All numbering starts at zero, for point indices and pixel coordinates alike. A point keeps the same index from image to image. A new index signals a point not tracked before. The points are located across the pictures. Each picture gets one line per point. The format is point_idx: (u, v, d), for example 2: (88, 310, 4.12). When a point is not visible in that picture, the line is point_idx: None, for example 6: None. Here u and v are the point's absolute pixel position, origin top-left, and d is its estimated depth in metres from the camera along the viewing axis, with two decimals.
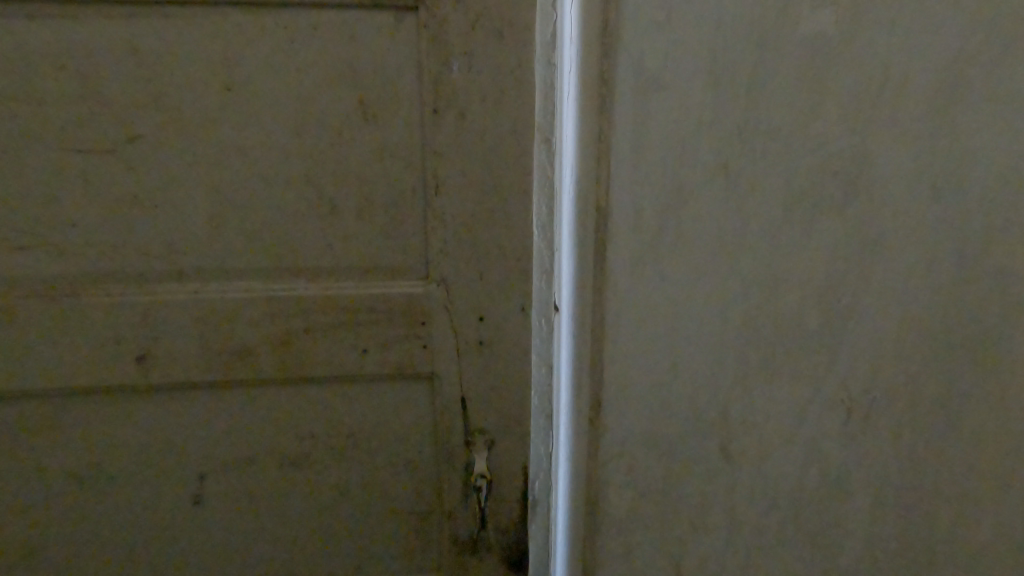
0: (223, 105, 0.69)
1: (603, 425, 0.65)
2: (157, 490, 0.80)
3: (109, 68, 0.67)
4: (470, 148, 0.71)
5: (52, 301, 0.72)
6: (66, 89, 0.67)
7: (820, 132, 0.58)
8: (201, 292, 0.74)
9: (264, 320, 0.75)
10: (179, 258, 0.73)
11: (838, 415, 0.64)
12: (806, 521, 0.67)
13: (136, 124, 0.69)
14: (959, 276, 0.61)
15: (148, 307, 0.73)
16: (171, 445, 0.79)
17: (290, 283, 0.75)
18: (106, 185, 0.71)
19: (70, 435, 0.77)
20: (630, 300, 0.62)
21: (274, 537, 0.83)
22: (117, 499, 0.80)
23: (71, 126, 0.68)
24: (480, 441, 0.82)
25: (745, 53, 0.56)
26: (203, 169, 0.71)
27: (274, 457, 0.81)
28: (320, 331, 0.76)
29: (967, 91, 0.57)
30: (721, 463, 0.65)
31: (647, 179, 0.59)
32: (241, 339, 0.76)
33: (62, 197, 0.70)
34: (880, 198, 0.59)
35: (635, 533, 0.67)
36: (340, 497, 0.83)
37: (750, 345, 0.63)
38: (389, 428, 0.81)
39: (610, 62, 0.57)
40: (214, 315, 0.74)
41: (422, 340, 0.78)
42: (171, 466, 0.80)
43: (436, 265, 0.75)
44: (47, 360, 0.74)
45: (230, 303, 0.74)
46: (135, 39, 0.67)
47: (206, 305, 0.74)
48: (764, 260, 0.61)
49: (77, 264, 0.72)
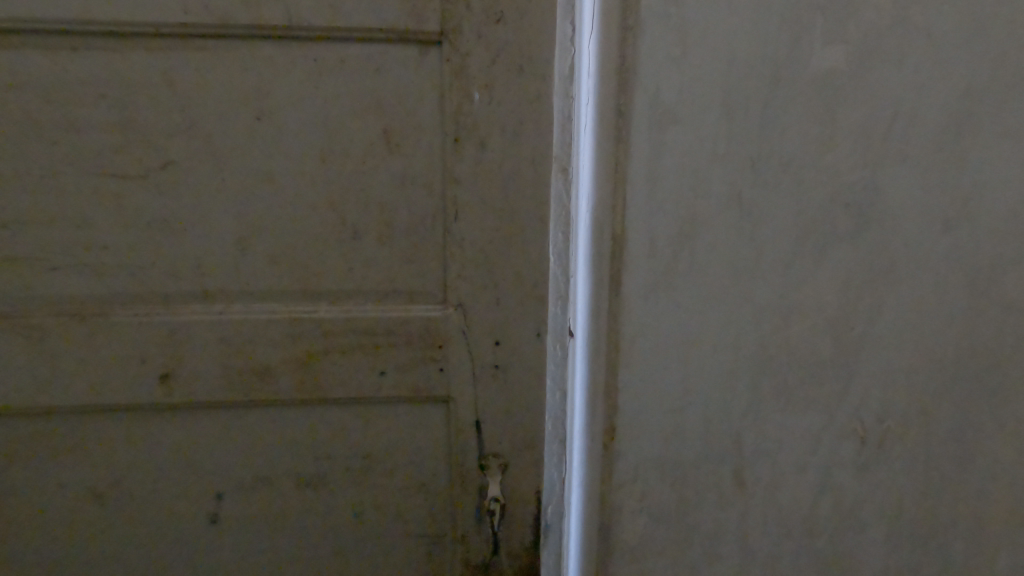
0: (236, 128, 0.66)
1: (617, 454, 0.64)
2: (157, 523, 0.76)
3: (118, 89, 0.64)
4: (492, 172, 0.69)
5: (62, 328, 0.69)
6: (82, 114, 0.65)
7: (834, 165, 0.58)
8: (214, 314, 0.70)
9: (274, 343, 0.72)
10: (187, 284, 0.70)
11: (851, 444, 0.64)
12: (821, 553, 0.67)
13: (142, 145, 0.66)
14: (971, 309, 0.62)
15: (158, 330, 0.70)
16: (171, 475, 0.75)
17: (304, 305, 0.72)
18: (110, 207, 0.67)
19: (67, 465, 0.74)
20: (644, 330, 0.61)
21: (277, 568, 0.79)
22: (112, 532, 0.76)
23: (78, 147, 0.65)
24: (493, 464, 0.78)
25: (761, 87, 0.56)
26: (215, 192, 0.68)
27: (278, 484, 0.77)
28: (334, 352, 0.73)
29: (977, 126, 0.58)
30: (733, 491, 0.65)
31: (662, 209, 0.58)
32: (252, 362, 0.72)
33: (69, 222, 0.67)
34: (892, 230, 0.59)
35: (648, 558, 0.67)
36: (347, 525, 0.79)
37: (766, 375, 0.62)
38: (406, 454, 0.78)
39: (627, 93, 0.56)
40: (220, 338, 0.71)
41: (438, 364, 0.75)
42: (171, 499, 0.76)
43: (453, 289, 0.72)
44: (45, 390, 0.70)
45: (239, 324, 0.71)
46: (145, 59, 0.64)
47: (213, 329, 0.70)
48: (779, 291, 0.60)
49: (80, 289, 0.69)
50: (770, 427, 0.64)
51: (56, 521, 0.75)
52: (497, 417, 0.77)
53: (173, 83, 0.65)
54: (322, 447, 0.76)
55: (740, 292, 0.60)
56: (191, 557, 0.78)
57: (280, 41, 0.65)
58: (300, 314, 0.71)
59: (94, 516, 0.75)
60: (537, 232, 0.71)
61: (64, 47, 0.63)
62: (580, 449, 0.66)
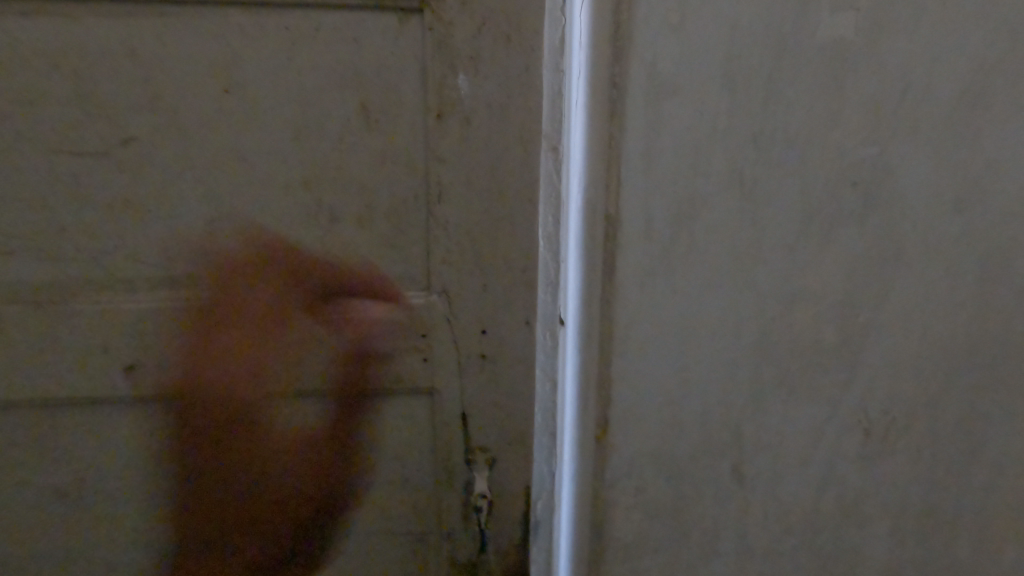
0: (202, 101, 0.62)
1: (611, 448, 0.61)
2: (124, 522, 0.72)
3: (67, 57, 0.60)
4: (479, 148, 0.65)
5: (18, 317, 0.65)
6: (32, 85, 0.60)
7: (840, 141, 0.54)
8: (181, 301, 0.66)
9: (240, 336, 0.67)
10: (151, 270, 0.66)
11: (855, 437, 0.61)
12: (822, 550, 0.64)
13: (94, 120, 0.61)
14: (981, 295, 0.59)
15: (120, 318, 0.66)
16: (137, 472, 0.71)
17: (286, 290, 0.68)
18: (61, 187, 0.63)
19: (20, 460, 0.70)
20: (640, 318, 0.57)
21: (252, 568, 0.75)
22: (69, 530, 0.72)
23: (27, 122, 0.61)
24: (480, 460, 0.74)
25: (765, 57, 0.52)
26: (181, 171, 0.63)
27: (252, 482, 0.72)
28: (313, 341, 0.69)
29: (992, 101, 0.54)
30: (732, 486, 0.62)
31: (659, 187, 0.54)
32: (221, 354, 0.68)
33: (20, 203, 0.63)
34: (900, 210, 0.56)
35: (644, 556, 0.64)
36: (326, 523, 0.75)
37: (767, 364, 0.59)
38: (389, 449, 0.74)
39: (621, 62, 0.52)
40: (184, 329, 0.67)
41: (422, 354, 0.71)
42: (139, 498, 0.72)
43: (437, 274, 0.69)
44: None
45: (200, 314, 0.66)
46: (96, 25, 0.59)
47: (175, 319, 0.66)
48: (782, 275, 0.57)
49: (29, 274, 0.65)
50: (770, 419, 0.60)
51: (16, 520, 0.71)
52: (484, 410, 0.73)
53: (133, 53, 0.60)
54: (299, 443, 0.72)
55: (741, 277, 0.57)
56: (162, 559, 0.74)
57: (250, 8, 0.60)
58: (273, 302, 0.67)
59: (56, 515, 0.71)
60: (525, 214, 0.67)
61: (13, 12, 0.58)
62: (571, 442, 0.63)
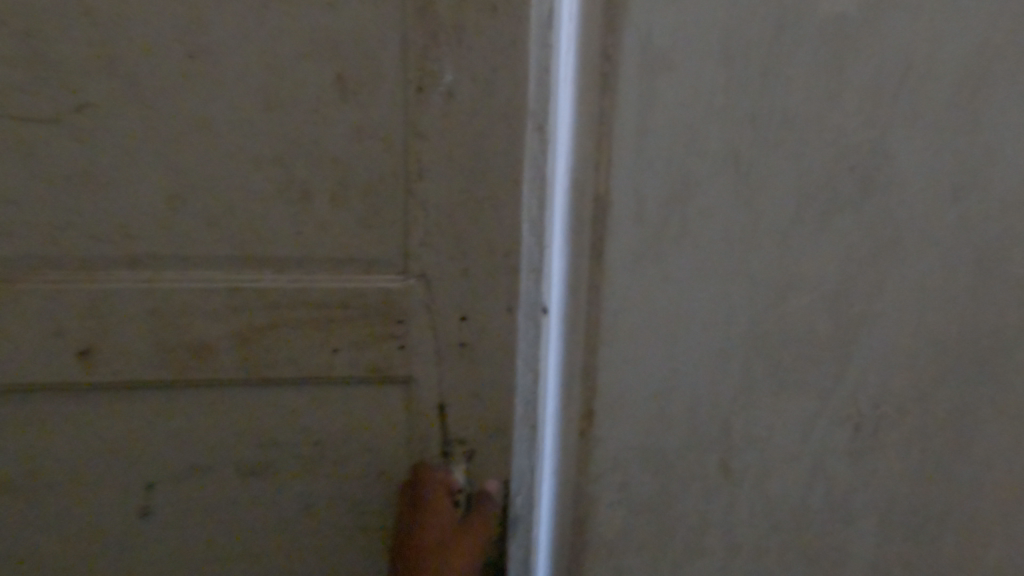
0: (162, 65, 0.58)
1: (596, 440, 0.58)
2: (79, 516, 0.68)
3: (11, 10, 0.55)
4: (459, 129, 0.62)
5: None
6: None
7: (839, 123, 0.52)
8: (142, 281, 0.62)
9: (206, 318, 0.63)
10: (108, 247, 0.61)
11: (846, 431, 0.59)
12: (810, 547, 0.62)
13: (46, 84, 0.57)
14: (975, 287, 0.57)
15: (74, 299, 0.61)
16: (94, 462, 0.67)
17: (256, 270, 0.63)
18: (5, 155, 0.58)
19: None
20: (628, 304, 0.55)
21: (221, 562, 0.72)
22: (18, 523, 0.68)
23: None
24: (458, 452, 0.71)
25: (764, 32, 0.49)
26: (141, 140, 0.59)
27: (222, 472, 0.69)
28: (284, 325, 0.65)
29: (992, 87, 0.53)
30: (720, 481, 0.60)
31: (650, 166, 0.52)
32: (186, 338, 0.64)
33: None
34: (898, 196, 0.54)
35: (628, 553, 0.62)
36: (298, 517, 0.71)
37: (758, 354, 0.57)
38: (363, 441, 0.70)
39: (614, 33, 0.49)
40: (146, 311, 0.62)
41: (399, 341, 0.67)
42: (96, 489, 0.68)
43: (417, 255, 0.65)
44: None
45: (164, 295, 0.62)
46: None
47: (135, 301, 0.62)
48: (775, 262, 0.55)
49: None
50: (760, 412, 0.58)
51: None
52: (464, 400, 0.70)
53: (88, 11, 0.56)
54: (269, 433, 0.68)
55: (734, 263, 0.54)
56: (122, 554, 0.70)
57: None
58: (240, 283, 0.63)
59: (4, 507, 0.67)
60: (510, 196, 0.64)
61: None
62: (553, 435, 0.60)
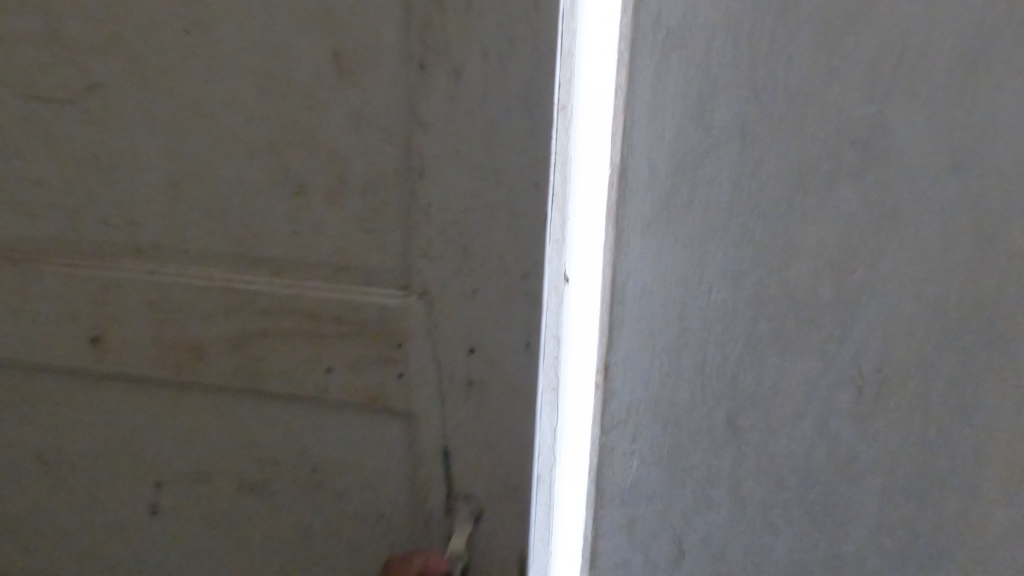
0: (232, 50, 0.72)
1: (611, 393, 0.64)
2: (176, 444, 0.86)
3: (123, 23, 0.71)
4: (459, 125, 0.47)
5: None
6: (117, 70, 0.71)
7: (840, 100, 0.56)
8: (144, 272, 0.54)
9: (211, 317, 0.54)
10: None
11: (848, 392, 0.63)
12: (814, 505, 0.65)
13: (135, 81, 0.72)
14: (975, 257, 0.59)
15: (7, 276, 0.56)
16: None
17: (261, 276, 0.53)
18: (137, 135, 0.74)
19: None
20: (641, 266, 0.60)
21: None
22: None
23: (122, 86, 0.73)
24: (463, 510, 0.54)
25: (766, 14, 0.54)
26: None
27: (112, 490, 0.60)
28: (291, 332, 0.53)
29: (989, 64, 0.55)
30: (726, 438, 0.64)
31: (662, 138, 0.57)
32: (182, 336, 0.55)
33: None
34: (897, 168, 0.57)
35: (639, 504, 0.66)
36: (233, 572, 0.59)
37: (763, 316, 0.61)
38: (338, 503, 0.56)
39: (630, 15, 0.55)
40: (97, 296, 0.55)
41: (399, 366, 0.52)
42: None
43: (417, 268, 0.50)
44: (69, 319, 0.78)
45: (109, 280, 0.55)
46: None
47: (92, 286, 0.55)
48: (780, 229, 0.59)
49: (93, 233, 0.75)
50: (765, 371, 0.62)
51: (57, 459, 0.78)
52: None
53: None
54: (260, 474, 0.57)
55: (739, 231, 0.59)
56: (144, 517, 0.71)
57: None
58: (233, 278, 0.53)
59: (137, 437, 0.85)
60: None
61: None
62: None
